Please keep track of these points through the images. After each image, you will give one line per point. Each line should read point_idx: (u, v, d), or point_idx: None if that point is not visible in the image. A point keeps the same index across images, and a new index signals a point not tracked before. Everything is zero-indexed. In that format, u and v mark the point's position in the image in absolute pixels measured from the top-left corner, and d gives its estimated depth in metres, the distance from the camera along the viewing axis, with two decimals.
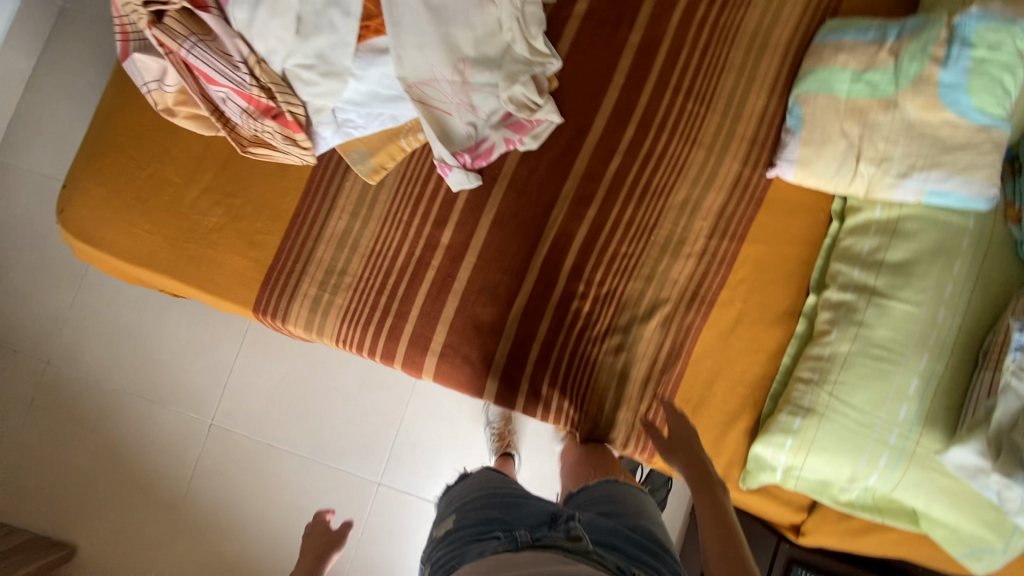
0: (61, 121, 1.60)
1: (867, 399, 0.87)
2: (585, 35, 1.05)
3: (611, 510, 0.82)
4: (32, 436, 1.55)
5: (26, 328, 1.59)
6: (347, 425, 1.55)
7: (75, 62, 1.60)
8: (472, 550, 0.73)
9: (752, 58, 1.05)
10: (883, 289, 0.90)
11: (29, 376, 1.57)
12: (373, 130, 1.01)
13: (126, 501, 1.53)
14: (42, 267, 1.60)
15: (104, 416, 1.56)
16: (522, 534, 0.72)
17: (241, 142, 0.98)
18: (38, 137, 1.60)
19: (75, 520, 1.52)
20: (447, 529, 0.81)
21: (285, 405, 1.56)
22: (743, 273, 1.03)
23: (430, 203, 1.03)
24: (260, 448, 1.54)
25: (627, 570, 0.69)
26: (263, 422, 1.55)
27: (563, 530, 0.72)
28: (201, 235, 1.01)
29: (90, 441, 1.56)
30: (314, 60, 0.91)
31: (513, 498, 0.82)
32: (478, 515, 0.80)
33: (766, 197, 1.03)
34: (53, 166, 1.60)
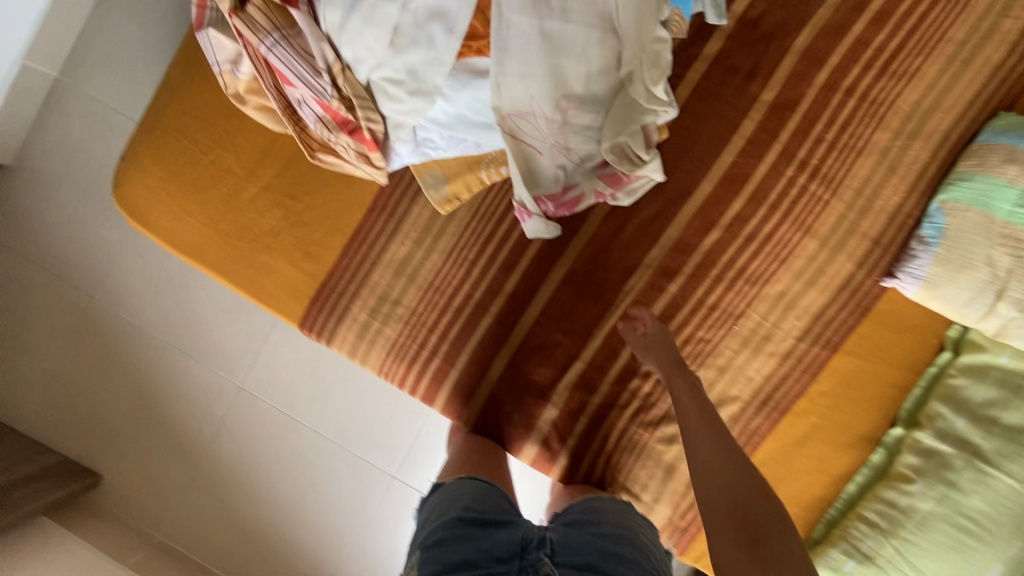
0: (128, 50, 1.42)
1: (938, 567, 0.80)
2: (710, 83, 0.91)
3: (584, 519, 0.78)
4: (61, 362, 1.49)
5: (66, 252, 1.48)
6: (371, 410, 1.48)
7: None
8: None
9: (900, 142, 0.90)
10: (989, 453, 0.81)
11: (66, 302, 1.49)
12: (452, 154, 0.91)
13: (149, 445, 1.49)
14: (92, 201, 1.46)
15: (136, 356, 1.50)
16: None
17: (310, 146, 0.89)
18: (100, 63, 1.43)
19: (99, 456, 1.48)
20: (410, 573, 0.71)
21: (311, 379, 1.48)
22: (827, 386, 0.92)
23: (500, 245, 0.95)
24: (283, 418, 1.48)
25: None
26: (288, 392, 1.48)
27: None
28: (255, 236, 0.95)
29: (119, 379, 1.50)
30: (404, 74, 0.80)
31: (478, 523, 0.74)
32: (442, 557, 0.70)
33: (875, 307, 0.91)
34: (118, 101, 1.44)
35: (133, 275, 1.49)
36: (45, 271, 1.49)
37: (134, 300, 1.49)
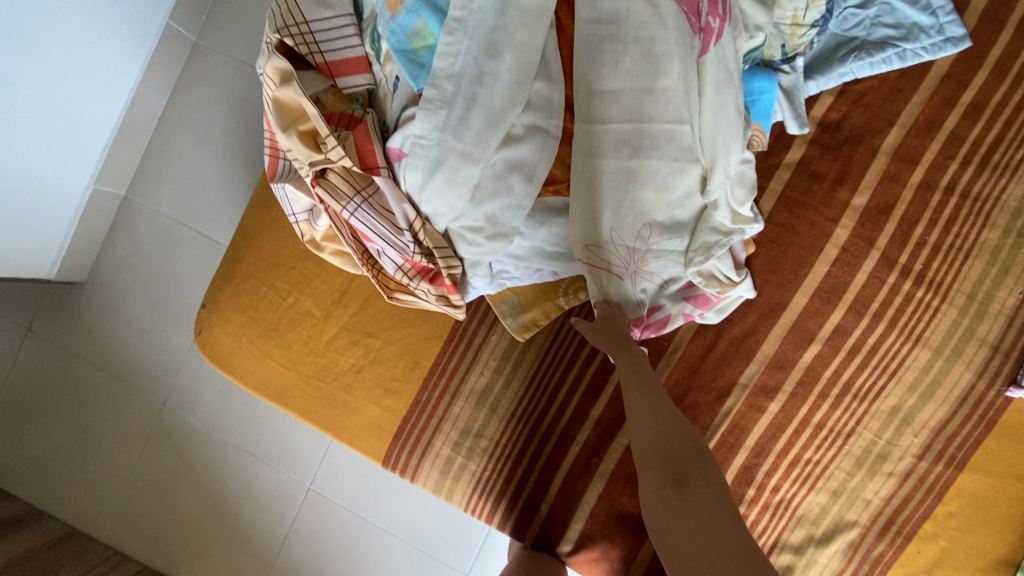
0: (191, 164, 1.32)
1: None
2: (795, 191, 0.86)
3: None
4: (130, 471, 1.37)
5: (130, 360, 1.36)
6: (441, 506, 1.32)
7: (210, 94, 1.31)
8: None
9: (1012, 241, 0.83)
10: None
11: (139, 415, 1.37)
12: (529, 282, 0.88)
13: (225, 554, 1.36)
14: (160, 315, 1.35)
15: (206, 463, 1.37)
16: None
17: (388, 287, 0.88)
18: (164, 180, 1.34)
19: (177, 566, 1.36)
20: None
21: (378, 475, 1.34)
22: (957, 506, 0.84)
23: (582, 370, 0.92)
24: (353, 518, 1.34)
25: None
26: (358, 489, 1.34)
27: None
28: (336, 375, 0.94)
29: (189, 488, 1.37)
30: (483, 222, 0.79)
31: None
32: None
33: (1002, 419, 0.83)
34: (183, 212, 1.34)
35: (192, 376, 1.37)
36: (116, 383, 1.36)
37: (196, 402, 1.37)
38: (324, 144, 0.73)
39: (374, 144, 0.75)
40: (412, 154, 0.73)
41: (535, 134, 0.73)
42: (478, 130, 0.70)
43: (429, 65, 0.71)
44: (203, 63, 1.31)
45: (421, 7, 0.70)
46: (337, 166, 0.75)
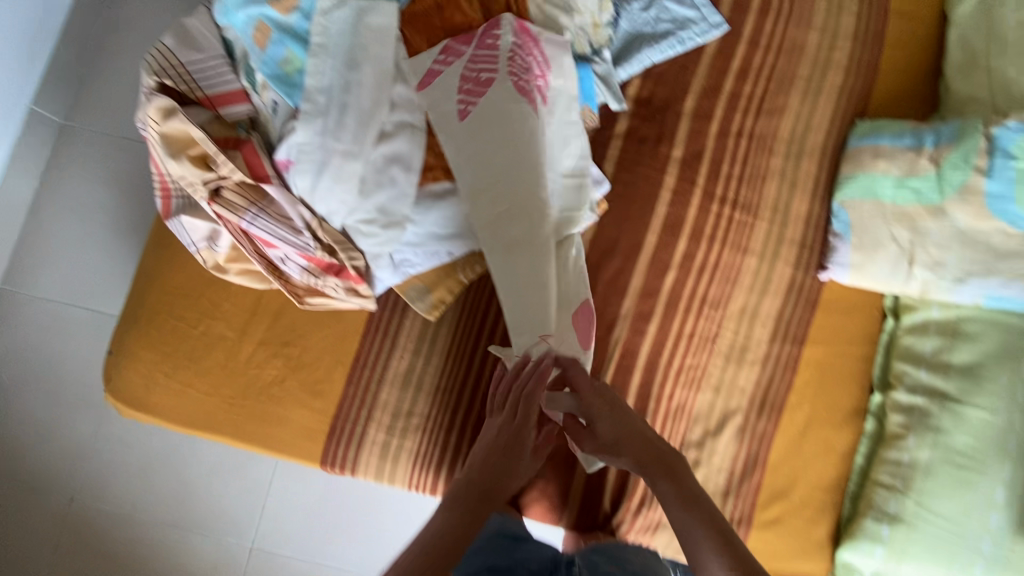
0: (73, 240, 1.33)
1: (954, 507, 0.88)
2: (629, 154, 1.07)
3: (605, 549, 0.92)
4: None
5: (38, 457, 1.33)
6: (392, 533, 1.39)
7: (81, 171, 1.33)
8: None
9: (792, 162, 1.08)
10: (955, 393, 0.92)
11: (49, 513, 1.33)
12: (429, 266, 0.99)
13: None
14: (63, 403, 1.34)
15: (136, 546, 1.35)
16: None
17: (297, 293, 0.96)
18: (44, 264, 1.32)
19: None
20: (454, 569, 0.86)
21: (326, 520, 1.38)
22: (808, 376, 1.04)
23: (492, 333, 1.02)
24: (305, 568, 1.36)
25: None
26: (305, 536, 1.37)
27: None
28: (260, 390, 0.98)
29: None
30: (375, 214, 0.89)
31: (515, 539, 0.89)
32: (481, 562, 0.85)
33: (821, 298, 1.05)
34: (70, 292, 1.33)
35: (107, 460, 1.36)
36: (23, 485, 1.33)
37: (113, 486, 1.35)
38: (215, 163, 0.82)
39: (262, 158, 0.85)
40: (299, 160, 0.83)
41: (404, 128, 0.85)
42: (353, 129, 0.82)
43: (300, 85, 0.82)
44: (72, 142, 1.34)
45: (286, 38, 0.82)
46: (231, 181, 0.83)
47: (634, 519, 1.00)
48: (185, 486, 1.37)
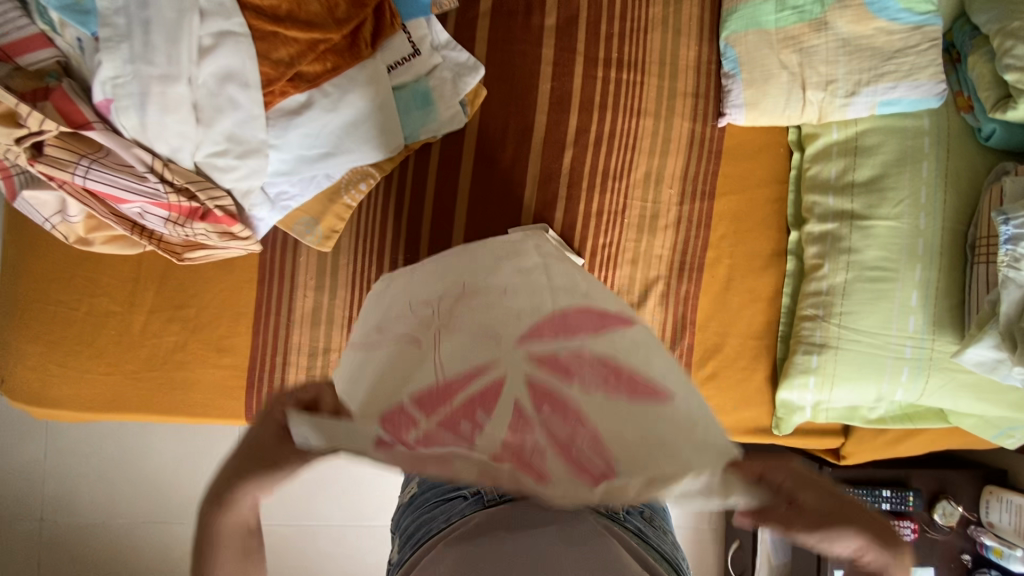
0: None
1: (875, 321, 0.88)
2: (498, 32, 0.99)
3: None
4: None
5: (10, 482, 1.39)
6: (369, 484, 1.34)
7: None
8: (437, 518, 0.64)
9: (673, 8, 1.01)
10: (861, 211, 0.90)
11: (28, 533, 1.39)
12: (310, 195, 0.93)
13: None
14: (18, 426, 1.39)
15: (124, 543, 1.41)
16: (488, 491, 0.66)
17: (175, 250, 0.90)
18: None
19: None
20: (414, 496, 0.73)
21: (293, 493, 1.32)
22: (723, 230, 1.01)
23: (394, 253, 0.97)
24: (288, 536, 1.32)
25: None
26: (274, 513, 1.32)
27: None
28: (165, 358, 0.93)
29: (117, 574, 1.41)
30: (226, 144, 0.82)
31: None
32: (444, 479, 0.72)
33: (724, 148, 1.01)
34: None
35: (72, 473, 1.40)
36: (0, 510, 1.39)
37: (81, 496, 1.41)
38: (20, 117, 0.73)
39: (77, 103, 0.77)
40: (116, 97, 0.75)
41: (225, 38, 0.77)
42: (164, 48, 0.74)
43: (94, 10, 0.73)
44: None
45: None
46: (48, 135, 0.75)
47: None
48: (158, 483, 1.42)
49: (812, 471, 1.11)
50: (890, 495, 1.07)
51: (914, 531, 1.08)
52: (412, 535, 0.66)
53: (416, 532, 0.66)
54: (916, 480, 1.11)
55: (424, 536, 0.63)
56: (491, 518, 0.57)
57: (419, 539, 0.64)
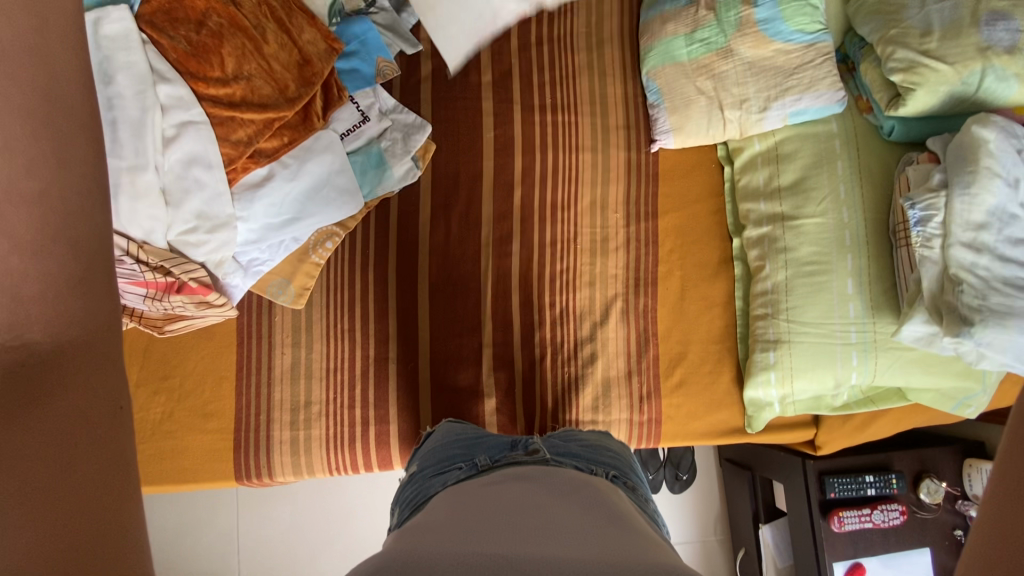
0: None
1: (820, 312, 0.94)
2: (440, 93, 1.08)
3: (567, 434, 0.78)
4: None
5: None
6: (371, 536, 1.32)
7: None
8: (436, 484, 0.66)
9: (596, 53, 1.11)
10: (790, 212, 0.98)
11: None
12: (281, 258, 0.99)
13: None
14: None
15: None
16: (482, 459, 0.68)
17: (156, 325, 0.95)
18: None
19: None
20: (411, 472, 0.74)
21: (296, 554, 1.30)
22: (671, 244, 1.08)
23: (364, 302, 1.03)
24: None
25: (586, 467, 0.67)
26: None
27: (522, 448, 0.70)
28: (153, 429, 0.97)
29: None
30: (196, 221, 0.89)
31: (475, 437, 0.76)
32: (440, 455, 0.73)
33: (660, 170, 1.09)
34: None
35: None
36: None
37: None
38: None
39: None
40: None
41: (186, 128, 0.85)
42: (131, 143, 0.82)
43: None
44: None
45: None
46: None
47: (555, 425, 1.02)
48: None
49: (795, 465, 1.13)
50: (874, 480, 1.09)
51: (904, 514, 1.10)
52: (410, 502, 0.67)
53: (414, 497, 0.66)
54: (898, 463, 1.13)
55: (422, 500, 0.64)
56: (493, 479, 0.60)
57: (418, 502, 0.64)
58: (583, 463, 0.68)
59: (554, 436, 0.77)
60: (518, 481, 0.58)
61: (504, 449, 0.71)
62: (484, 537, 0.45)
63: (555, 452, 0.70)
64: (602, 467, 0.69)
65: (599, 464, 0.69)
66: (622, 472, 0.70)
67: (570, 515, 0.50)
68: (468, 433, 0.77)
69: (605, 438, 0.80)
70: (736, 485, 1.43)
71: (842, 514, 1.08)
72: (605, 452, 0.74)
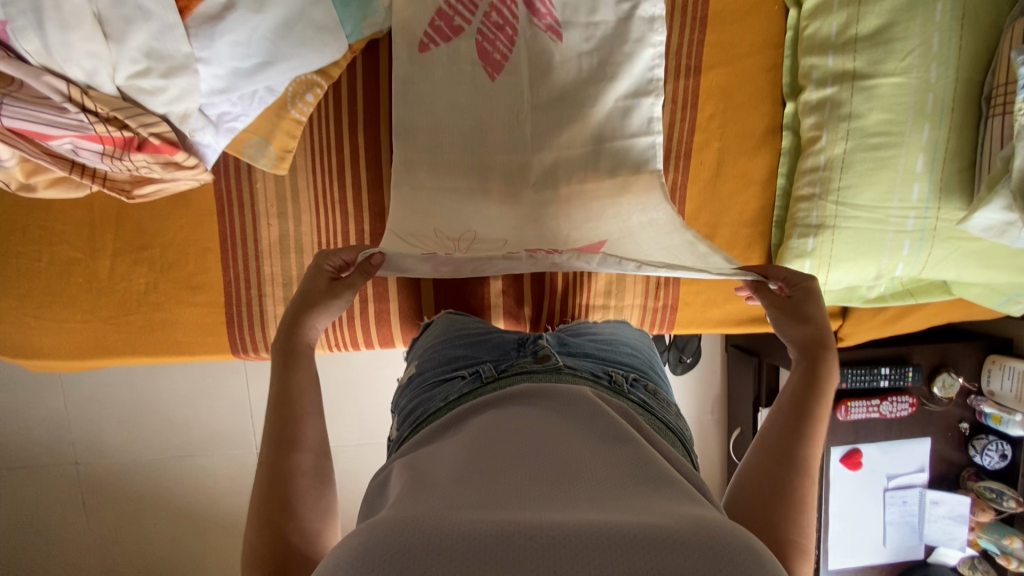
0: None
1: (877, 194, 0.82)
2: None
3: (579, 332, 0.71)
4: (102, 522, 1.53)
5: (41, 432, 1.48)
6: (378, 405, 1.35)
7: None
8: (437, 397, 0.58)
9: None
10: (864, 69, 0.80)
11: (69, 476, 1.50)
12: (255, 114, 0.86)
13: (222, 534, 1.55)
14: (37, 381, 1.46)
15: (160, 473, 1.53)
16: (486, 368, 0.59)
17: (123, 188, 0.84)
18: None
19: (192, 560, 1.56)
20: (412, 374, 0.68)
21: None
22: (711, 109, 0.92)
23: (355, 166, 0.91)
24: None
25: (603, 372, 0.60)
26: None
27: (531, 354, 0.61)
28: (139, 301, 0.91)
29: (160, 502, 1.54)
30: (146, 61, 0.74)
31: (480, 335, 0.69)
32: (443, 360, 0.65)
33: (710, 12, 0.89)
34: None
35: (98, 417, 1.49)
36: (40, 457, 1.49)
37: (110, 438, 1.50)
38: None
39: None
40: (10, 17, 0.67)
41: None
42: None
43: None
44: None
45: None
46: None
47: (564, 309, 0.95)
48: (177, 420, 1.51)
49: None
50: (889, 372, 1.05)
51: (912, 406, 1.08)
52: (410, 413, 0.60)
53: (413, 409, 0.60)
54: (917, 356, 1.09)
55: (422, 412, 0.57)
56: (501, 398, 0.52)
57: (418, 417, 0.57)
58: (599, 368, 0.61)
59: (564, 333, 0.71)
60: (529, 400, 0.51)
61: (510, 353, 0.63)
62: (492, 500, 0.39)
63: (567, 357, 0.62)
64: (619, 370, 0.62)
65: (616, 369, 0.62)
66: (642, 374, 0.64)
67: (587, 454, 0.43)
68: (470, 332, 0.69)
69: (622, 334, 0.73)
70: (740, 369, 1.42)
71: (850, 404, 1.06)
72: (620, 351, 0.68)
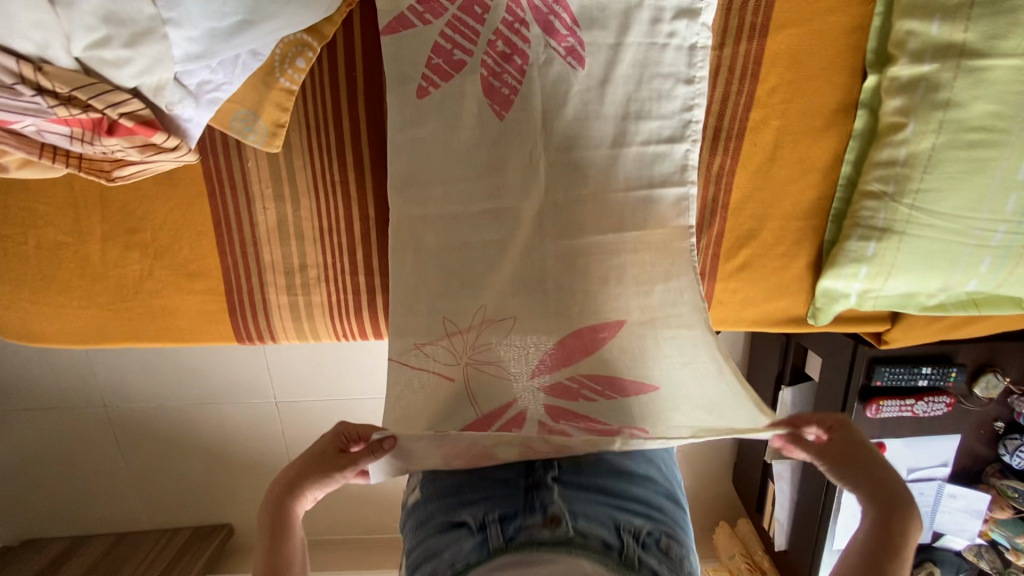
0: None
1: (961, 201, 0.72)
2: None
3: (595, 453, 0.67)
4: (135, 458, 1.63)
5: (69, 377, 1.53)
6: None
7: None
8: (443, 558, 0.58)
9: None
10: (975, 46, 0.67)
11: (100, 418, 1.58)
12: (240, 80, 0.75)
13: (247, 474, 1.64)
14: None
15: (184, 419, 1.59)
16: (494, 535, 0.58)
17: (102, 170, 0.76)
18: None
19: (222, 495, 1.67)
20: (415, 501, 0.66)
21: None
22: (774, 79, 0.77)
23: (357, 145, 0.80)
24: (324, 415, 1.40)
25: (616, 538, 0.58)
26: None
27: (540, 511, 0.59)
28: (136, 287, 0.86)
29: (187, 444, 1.62)
30: (105, 27, 0.62)
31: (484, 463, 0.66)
32: (450, 498, 0.63)
33: None
34: None
35: (120, 365, 1.53)
36: (71, 399, 1.55)
37: (133, 385, 1.55)
38: None
39: None
40: None
41: None
42: None
43: None
44: None
45: None
46: None
47: None
48: (196, 370, 1.54)
49: (847, 350, 1.02)
50: (930, 372, 0.99)
51: (948, 406, 1.02)
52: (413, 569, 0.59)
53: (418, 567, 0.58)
54: (963, 355, 1.01)
55: None
56: None
57: None
58: (611, 527, 0.59)
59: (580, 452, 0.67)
60: None
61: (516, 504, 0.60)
62: None
63: (578, 511, 0.59)
64: (633, 525, 0.60)
65: (629, 520, 0.60)
66: (657, 524, 0.61)
67: None
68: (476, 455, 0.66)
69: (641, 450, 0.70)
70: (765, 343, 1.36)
71: (881, 403, 1.01)
72: (636, 484, 0.65)
